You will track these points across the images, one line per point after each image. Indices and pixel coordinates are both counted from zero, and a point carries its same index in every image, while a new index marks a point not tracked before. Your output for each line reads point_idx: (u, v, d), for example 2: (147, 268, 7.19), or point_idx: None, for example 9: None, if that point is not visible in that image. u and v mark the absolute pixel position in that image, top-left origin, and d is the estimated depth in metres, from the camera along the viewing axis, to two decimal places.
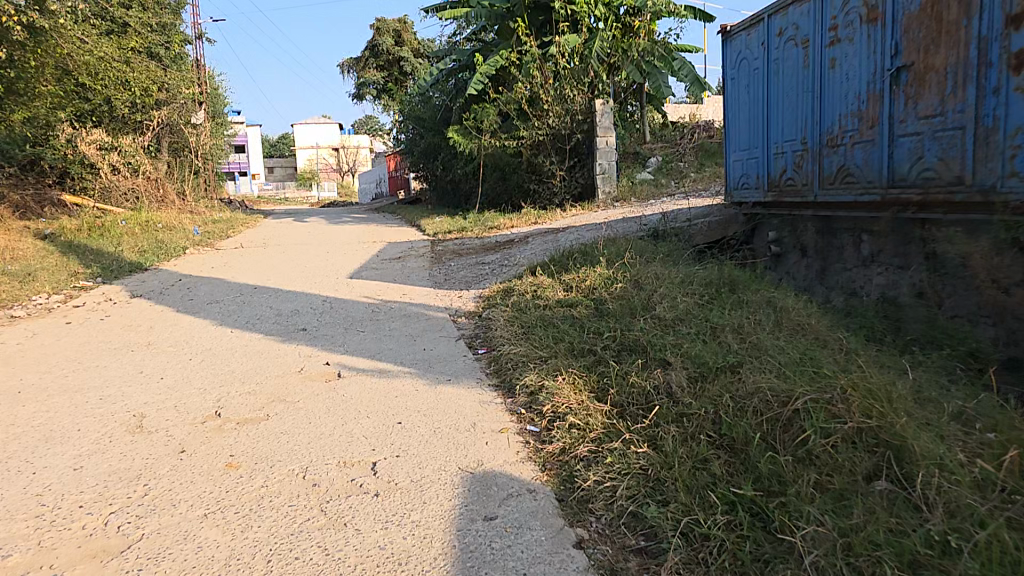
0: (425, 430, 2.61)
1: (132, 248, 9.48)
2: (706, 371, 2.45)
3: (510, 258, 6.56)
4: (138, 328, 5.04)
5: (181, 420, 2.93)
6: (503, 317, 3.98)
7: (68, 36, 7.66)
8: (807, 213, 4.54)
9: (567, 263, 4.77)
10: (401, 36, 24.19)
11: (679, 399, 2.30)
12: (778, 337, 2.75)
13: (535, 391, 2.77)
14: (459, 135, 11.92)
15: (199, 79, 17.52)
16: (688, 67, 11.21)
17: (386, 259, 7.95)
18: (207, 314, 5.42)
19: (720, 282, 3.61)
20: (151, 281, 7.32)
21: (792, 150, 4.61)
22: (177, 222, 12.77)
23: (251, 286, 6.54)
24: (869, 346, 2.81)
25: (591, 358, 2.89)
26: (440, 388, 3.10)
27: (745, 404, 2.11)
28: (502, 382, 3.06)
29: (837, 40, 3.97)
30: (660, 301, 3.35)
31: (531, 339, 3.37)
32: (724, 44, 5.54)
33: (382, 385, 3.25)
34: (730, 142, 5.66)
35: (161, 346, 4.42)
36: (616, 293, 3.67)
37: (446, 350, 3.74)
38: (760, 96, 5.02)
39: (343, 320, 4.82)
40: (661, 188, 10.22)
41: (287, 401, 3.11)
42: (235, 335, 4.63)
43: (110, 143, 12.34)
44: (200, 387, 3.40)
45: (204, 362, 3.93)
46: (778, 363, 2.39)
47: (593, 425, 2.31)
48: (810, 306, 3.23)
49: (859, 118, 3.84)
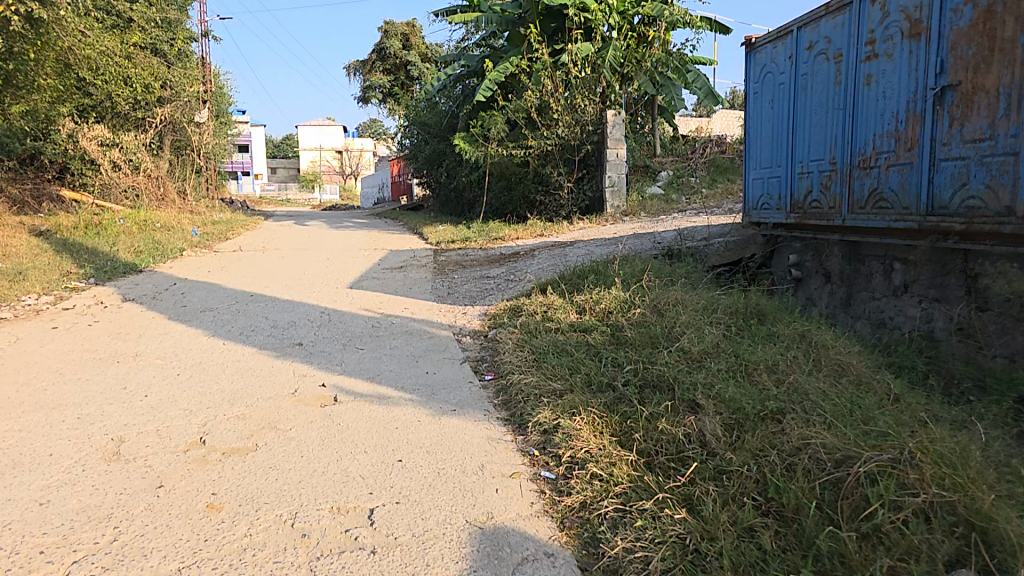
0: (428, 471, 2.36)
1: (129, 248, 9.25)
2: (743, 418, 2.21)
3: (517, 273, 6.33)
4: (126, 336, 4.79)
5: (162, 449, 2.67)
6: (512, 341, 3.74)
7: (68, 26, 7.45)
8: (834, 237, 4.32)
9: (579, 283, 4.52)
10: (409, 41, 24.17)
11: (715, 451, 2.06)
12: (818, 378, 2.51)
13: (550, 430, 2.53)
14: (465, 143, 11.69)
15: (204, 78, 17.37)
16: (702, 80, 11.10)
17: (387, 268, 7.71)
18: (200, 323, 5.18)
19: (747, 310, 3.37)
20: (144, 284, 7.05)
21: (819, 170, 4.38)
22: (177, 222, 12.56)
23: (247, 294, 6.31)
24: (916, 391, 2.58)
25: (610, 395, 2.64)
26: (444, 420, 2.85)
27: (795, 463, 1.91)
28: (512, 416, 2.81)
29: (874, 56, 3.78)
30: (683, 331, 3.10)
31: (543, 368, 3.12)
32: (748, 58, 5.34)
33: (381, 413, 2.99)
34: (750, 160, 5.44)
35: (150, 357, 4.17)
36: (635, 319, 3.42)
37: (450, 375, 3.49)
38: (785, 112, 4.80)
39: (341, 335, 4.57)
40: (671, 204, 10.04)
41: (279, 429, 2.86)
42: (229, 348, 4.37)
43: (112, 139, 12.17)
44: (186, 408, 3.15)
45: (192, 378, 3.68)
46: (825, 414, 2.16)
47: (618, 477, 2.07)
48: (845, 342, 3.00)
49: (896, 139, 3.64)
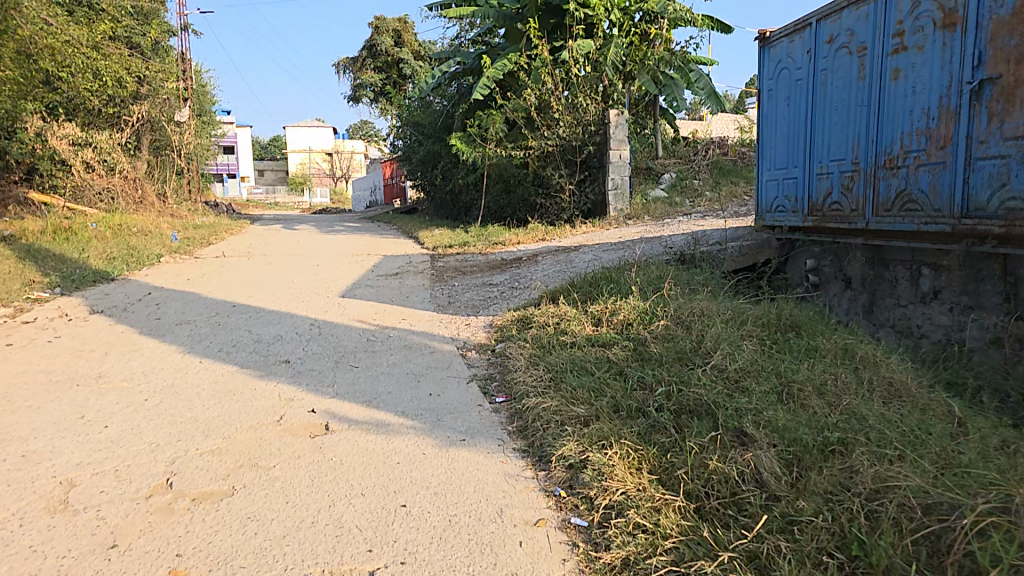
0: (437, 520, 2.04)
1: (101, 254, 8.74)
2: (804, 453, 1.90)
3: (522, 279, 6.03)
4: (90, 353, 4.38)
5: (119, 494, 2.35)
6: (524, 357, 3.44)
7: (19, 5, 6.90)
8: (857, 240, 4.10)
9: (594, 291, 4.23)
10: (401, 38, 23.71)
11: (778, 495, 1.75)
12: (875, 399, 2.24)
13: (577, 465, 2.21)
14: (462, 143, 11.31)
15: (184, 75, 16.76)
16: (705, 80, 10.96)
17: (382, 275, 7.35)
18: (175, 338, 4.76)
19: (780, 322, 3.12)
20: (115, 294, 6.59)
21: (839, 170, 4.17)
22: (155, 226, 12.01)
23: (229, 304, 5.90)
24: (983, 414, 2.33)
25: (643, 422, 2.34)
26: (452, 453, 2.54)
27: (878, 512, 1.59)
28: (530, 446, 2.50)
29: (902, 48, 3.57)
30: (715, 347, 2.82)
31: (561, 389, 2.81)
32: (762, 53, 5.12)
33: (380, 446, 2.68)
34: (764, 160, 5.23)
35: (114, 379, 3.79)
36: (659, 333, 3.15)
37: (457, 398, 3.16)
38: (802, 110, 4.59)
39: (333, 350, 4.21)
40: (676, 207, 9.91)
41: (260, 468, 2.55)
42: (205, 368, 3.99)
43: (84, 138, 11.56)
44: (152, 442, 2.84)
45: (162, 405, 3.33)
46: (896, 444, 1.87)
47: (666, 528, 1.75)
48: (893, 356, 2.76)
49: (927, 137, 3.44)
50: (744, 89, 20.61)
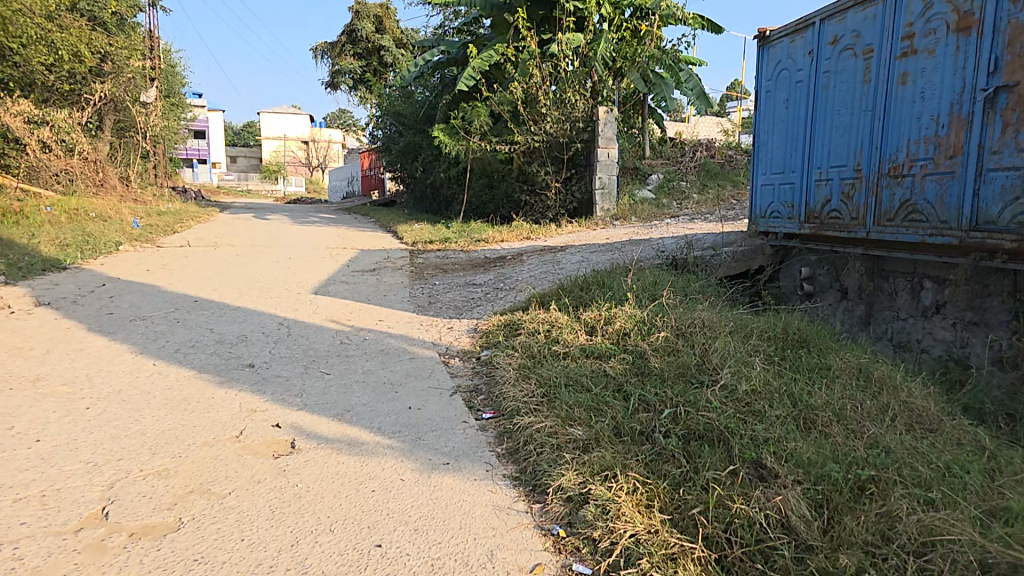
0: (417, 564, 1.77)
1: (54, 241, 8.09)
2: (834, 493, 1.67)
3: (507, 281, 5.78)
4: (28, 352, 3.92)
5: (43, 528, 2.00)
6: (513, 367, 3.20)
7: None
8: (857, 250, 3.98)
9: (585, 297, 4.00)
10: (382, 24, 22.94)
11: (811, 545, 1.53)
12: (899, 427, 2.06)
13: (577, 499, 1.97)
14: (444, 135, 10.83)
15: (152, 53, 15.81)
16: (695, 80, 10.92)
17: (358, 271, 6.96)
18: (128, 336, 4.32)
19: (786, 338, 2.95)
20: (66, 285, 6.04)
21: (840, 178, 4.05)
22: (115, 212, 11.28)
23: (191, 298, 5.45)
24: (1005, 442, 2.19)
25: (648, 449, 2.10)
26: (435, 480, 2.27)
27: (929, 570, 1.39)
28: (523, 474, 2.25)
29: (912, 52, 3.43)
30: (721, 363, 2.63)
31: (555, 407, 2.58)
32: (761, 53, 4.96)
33: (352, 469, 2.39)
34: (760, 164, 5.09)
35: (54, 383, 3.37)
36: (659, 345, 2.94)
37: (439, 413, 2.88)
38: (802, 113, 4.45)
39: (303, 354, 3.87)
40: (663, 209, 9.85)
41: (213, 495, 2.22)
42: (159, 371, 3.60)
43: (40, 116, 10.72)
44: (90, 461, 2.48)
45: (107, 414, 2.96)
46: (934, 482, 1.68)
47: None
48: (904, 375, 2.62)
49: (935, 146, 3.31)
50: (726, 92, 20.75)
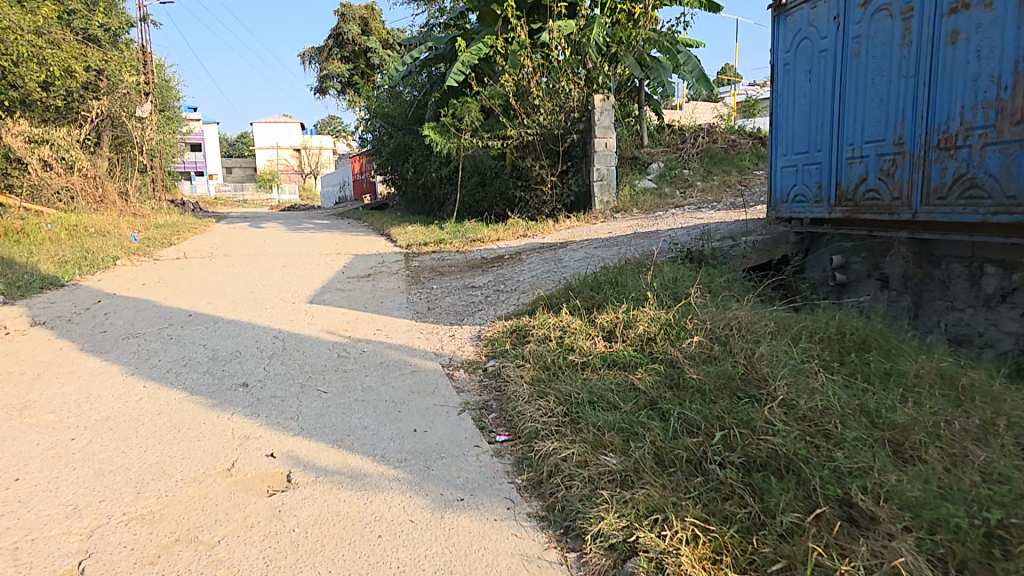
0: None
1: (52, 258, 7.88)
2: (959, 544, 1.35)
3: (507, 282, 5.46)
4: (17, 377, 3.65)
5: None
6: (525, 381, 2.86)
7: None
8: (903, 233, 3.60)
9: (597, 297, 3.66)
10: (368, 25, 22.59)
11: None
12: (1011, 448, 1.72)
13: (623, 548, 1.64)
14: (435, 133, 10.53)
15: (145, 67, 15.64)
16: (693, 62, 10.59)
17: (353, 277, 6.68)
18: (119, 355, 4.05)
19: (842, 339, 2.60)
20: (62, 302, 5.80)
21: (877, 153, 3.64)
22: (114, 227, 11.09)
23: (186, 313, 5.18)
24: None
25: (701, 483, 1.77)
26: (451, 522, 1.94)
27: None
28: (552, 514, 1.92)
29: (964, 7, 3.05)
30: (772, 372, 2.27)
31: (580, 431, 2.24)
32: (775, 23, 4.54)
33: (355, 508, 2.07)
34: (778, 144, 4.66)
35: (41, 411, 3.10)
36: (693, 352, 2.59)
37: (447, 436, 2.56)
38: (828, 85, 4.04)
39: (298, 370, 3.57)
40: (666, 199, 9.49)
41: (201, 546, 1.91)
42: (150, 394, 3.31)
43: (41, 135, 10.52)
44: (70, 504, 2.18)
45: (93, 446, 2.67)
46: None
47: None
48: (983, 377, 2.27)
49: (998, 110, 2.93)
50: (716, 78, 20.25)
